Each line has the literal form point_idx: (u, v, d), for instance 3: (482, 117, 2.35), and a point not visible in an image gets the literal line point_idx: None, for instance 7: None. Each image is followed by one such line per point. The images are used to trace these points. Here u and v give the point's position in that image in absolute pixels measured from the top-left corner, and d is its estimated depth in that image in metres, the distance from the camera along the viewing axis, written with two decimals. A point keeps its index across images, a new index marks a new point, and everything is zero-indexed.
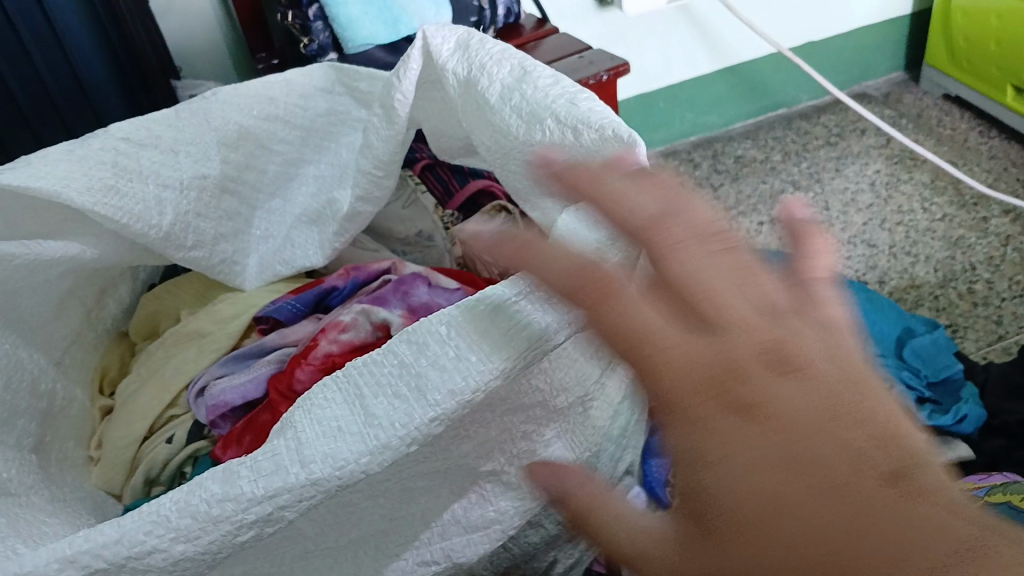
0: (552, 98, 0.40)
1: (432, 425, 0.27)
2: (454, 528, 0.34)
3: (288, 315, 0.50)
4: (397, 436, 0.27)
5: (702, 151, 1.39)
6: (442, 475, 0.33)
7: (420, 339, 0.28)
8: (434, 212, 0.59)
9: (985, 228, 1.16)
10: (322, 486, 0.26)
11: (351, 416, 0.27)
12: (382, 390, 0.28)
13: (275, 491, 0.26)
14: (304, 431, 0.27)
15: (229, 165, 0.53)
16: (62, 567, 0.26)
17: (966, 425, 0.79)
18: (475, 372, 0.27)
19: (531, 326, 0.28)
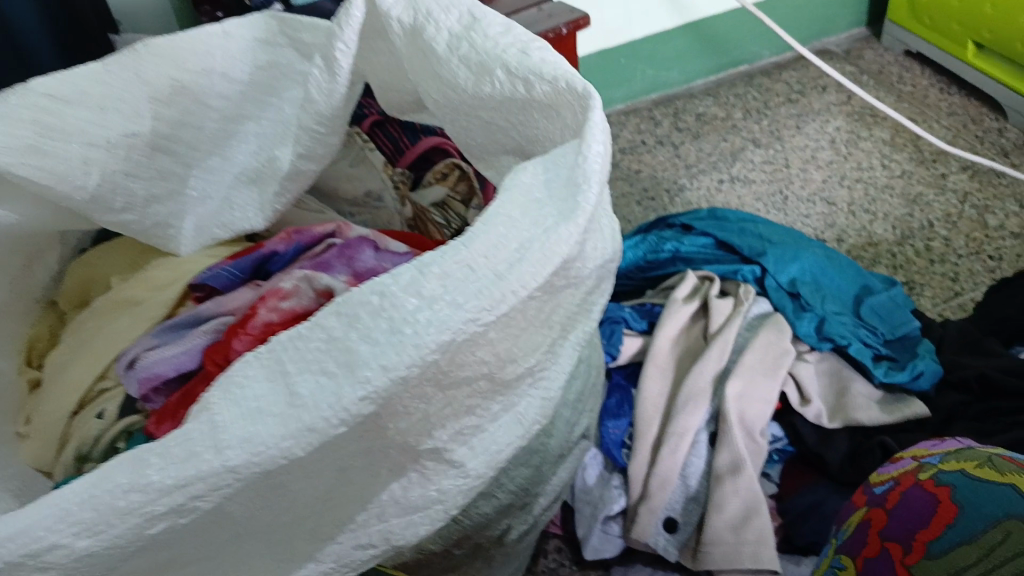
0: (502, 48, 0.37)
1: (362, 405, 0.25)
2: (392, 511, 0.32)
3: (225, 282, 0.48)
4: (323, 418, 0.25)
5: (663, 108, 1.37)
6: (374, 453, 0.30)
7: (350, 312, 0.26)
8: (383, 169, 0.56)
9: (942, 184, 1.17)
10: (240, 474, 0.25)
11: (274, 396, 0.25)
12: (308, 366, 0.25)
13: (185, 480, 0.25)
14: (222, 413, 0.25)
15: (162, 122, 0.49)
16: None
17: (925, 381, 0.80)
18: (410, 347, 0.25)
19: (473, 295, 0.26)
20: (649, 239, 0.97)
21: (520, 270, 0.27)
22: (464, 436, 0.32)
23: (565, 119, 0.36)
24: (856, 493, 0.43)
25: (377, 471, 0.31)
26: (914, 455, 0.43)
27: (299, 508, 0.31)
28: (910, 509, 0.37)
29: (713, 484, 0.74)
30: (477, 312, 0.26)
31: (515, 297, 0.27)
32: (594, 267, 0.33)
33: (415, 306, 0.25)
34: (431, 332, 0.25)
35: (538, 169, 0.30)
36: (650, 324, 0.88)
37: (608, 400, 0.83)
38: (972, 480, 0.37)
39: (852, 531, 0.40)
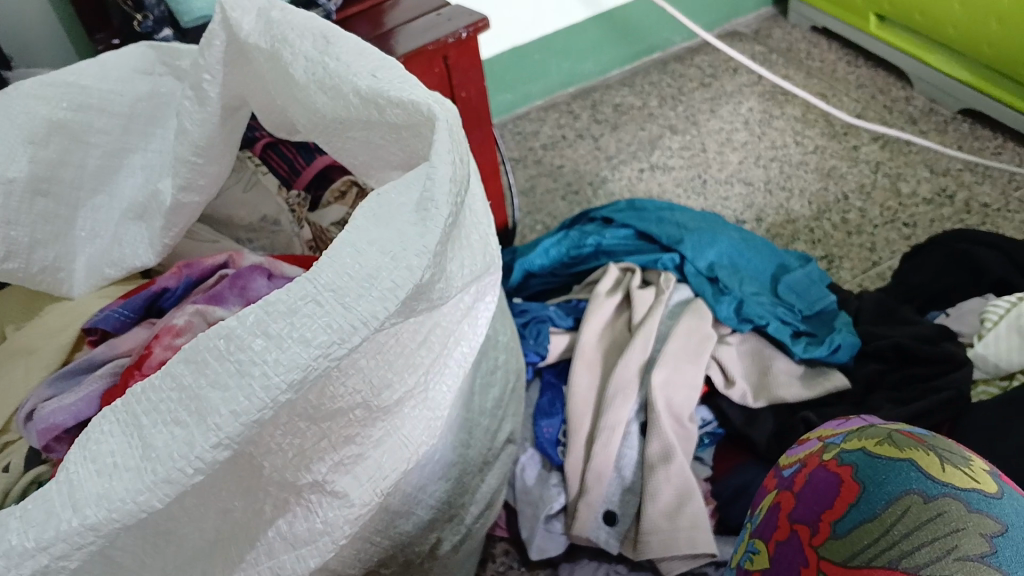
0: (353, 70, 0.38)
1: (216, 451, 0.26)
2: (278, 546, 0.33)
3: (116, 324, 0.48)
4: (178, 469, 0.25)
5: (581, 102, 1.38)
6: (255, 492, 0.31)
7: (199, 359, 0.26)
8: (278, 194, 0.56)
9: (855, 156, 1.20)
10: (101, 530, 0.25)
11: (129, 450, 0.26)
12: (162, 418, 0.26)
13: (49, 541, 0.25)
14: (81, 470, 0.26)
15: (39, 164, 0.48)
16: None
17: (842, 353, 0.82)
18: (259, 389, 0.26)
19: (321, 329, 0.27)
20: (571, 235, 0.98)
21: (370, 297, 0.27)
22: (344, 466, 0.33)
23: (423, 138, 0.36)
24: (768, 476, 0.41)
25: (262, 508, 0.32)
26: (825, 432, 0.40)
27: (188, 552, 0.31)
28: (816, 489, 0.36)
29: (646, 473, 0.75)
30: (328, 346, 0.26)
31: (367, 326, 0.27)
32: (465, 283, 0.34)
33: (263, 347, 0.26)
34: (280, 371, 0.26)
35: (389, 197, 0.31)
36: (575, 320, 0.88)
37: (540, 399, 0.83)
38: (874, 457, 0.35)
39: (764, 515, 0.38)
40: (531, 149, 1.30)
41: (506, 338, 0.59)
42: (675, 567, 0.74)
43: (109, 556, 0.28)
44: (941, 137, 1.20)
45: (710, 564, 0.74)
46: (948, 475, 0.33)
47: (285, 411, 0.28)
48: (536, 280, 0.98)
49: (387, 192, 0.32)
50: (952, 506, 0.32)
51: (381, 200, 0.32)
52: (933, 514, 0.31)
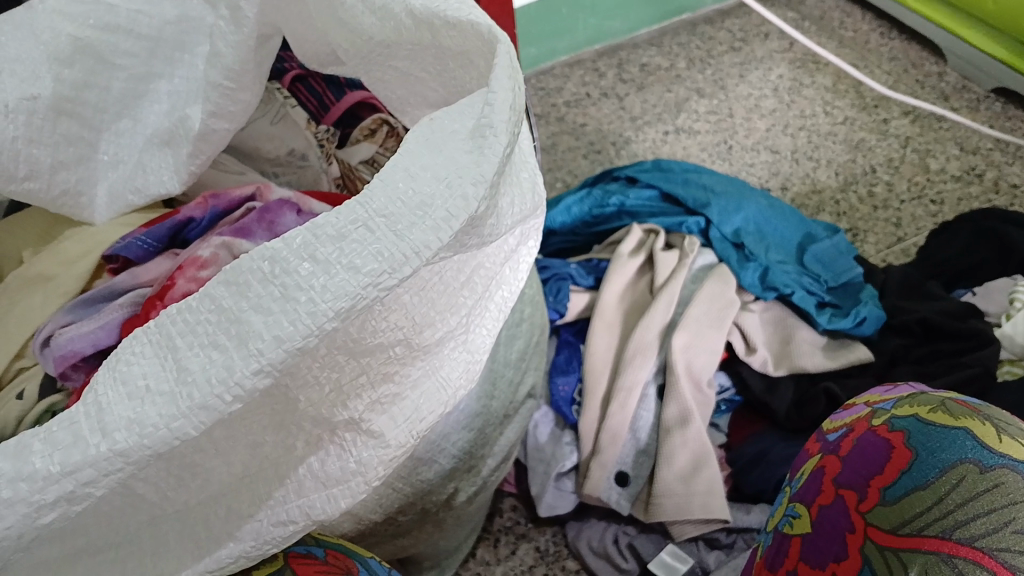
0: None
1: (255, 379, 0.24)
2: (310, 484, 0.31)
3: (139, 252, 0.46)
4: (214, 394, 0.24)
5: (607, 60, 1.35)
6: (290, 428, 0.30)
7: (241, 280, 0.25)
8: (308, 127, 0.55)
9: (885, 129, 1.17)
10: (131, 458, 0.24)
11: (161, 372, 0.24)
12: (197, 339, 0.25)
13: (74, 467, 0.23)
14: (110, 390, 0.24)
15: (64, 83, 0.46)
16: None
17: (866, 327, 0.80)
18: (304, 316, 0.24)
19: (371, 258, 0.25)
20: (594, 193, 0.95)
21: (424, 228, 0.26)
22: (382, 405, 0.31)
23: (476, 65, 0.35)
24: (811, 440, 0.40)
25: (293, 445, 0.30)
26: (871, 398, 0.39)
27: (211, 486, 0.30)
28: (864, 454, 0.34)
29: (662, 437, 0.74)
30: (378, 275, 0.25)
31: (419, 255, 0.25)
32: (511, 222, 0.32)
33: (309, 272, 0.25)
34: (327, 299, 0.24)
35: (439, 128, 0.30)
36: (596, 280, 0.86)
37: (557, 357, 0.82)
38: (928, 424, 0.34)
39: (806, 479, 0.37)
40: (553, 105, 1.27)
41: (532, 290, 0.57)
42: (686, 532, 0.73)
43: (134, 481, 0.27)
44: (974, 115, 1.17)
45: (721, 530, 0.74)
46: (1005, 446, 0.32)
47: (327, 341, 0.27)
48: (556, 238, 0.96)
49: (438, 121, 0.31)
50: (1009, 477, 0.30)
51: (431, 128, 0.30)
52: (990, 485, 0.30)
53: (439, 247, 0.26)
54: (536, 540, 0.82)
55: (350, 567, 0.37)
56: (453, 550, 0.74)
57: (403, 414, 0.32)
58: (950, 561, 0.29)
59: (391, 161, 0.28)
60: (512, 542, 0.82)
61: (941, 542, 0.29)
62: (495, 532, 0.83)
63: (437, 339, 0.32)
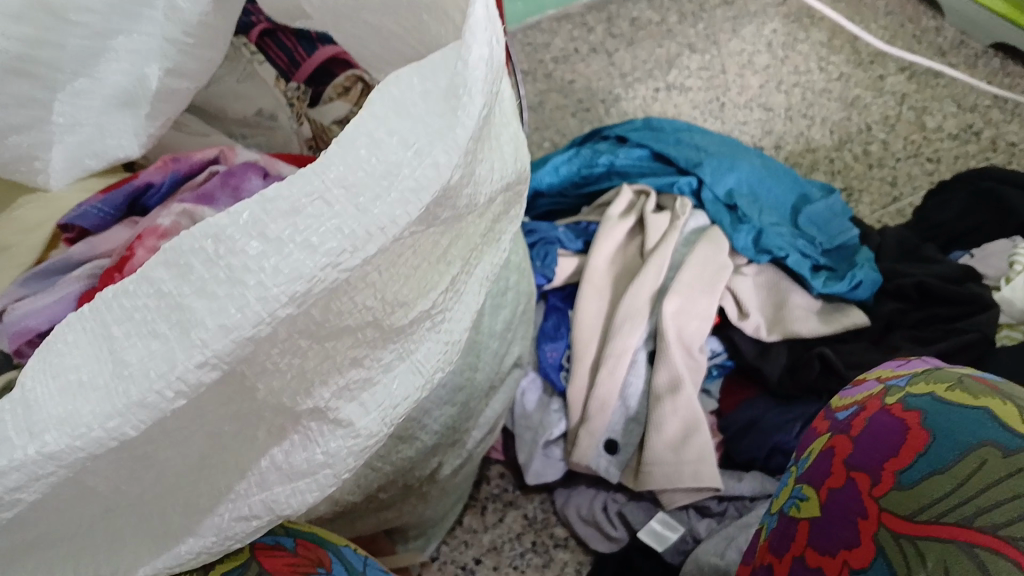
0: None
1: (200, 372, 0.22)
2: (274, 477, 0.29)
3: (95, 221, 0.43)
4: (154, 390, 0.21)
5: (596, 14, 1.30)
6: (250, 416, 0.27)
7: (180, 261, 0.22)
8: (277, 84, 0.51)
9: (881, 86, 1.14)
10: (64, 460, 0.21)
11: (98, 365, 0.22)
12: (136, 329, 0.22)
13: (1, 469, 0.21)
14: (43, 384, 0.22)
15: (16, 43, 0.41)
16: None
17: (862, 291, 0.78)
18: (256, 302, 0.22)
19: (331, 234, 0.22)
20: (583, 153, 0.92)
21: (387, 203, 0.23)
22: (350, 392, 0.29)
23: (453, 18, 0.32)
24: (820, 417, 0.37)
25: (254, 434, 0.28)
26: (883, 373, 0.37)
27: (165, 481, 0.28)
28: (876, 435, 0.32)
29: (652, 404, 0.72)
30: (337, 255, 0.23)
31: (383, 232, 0.23)
32: (486, 188, 0.29)
33: (258, 251, 0.22)
34: (281, 281, 0.22)
35: (412, 75, 0.26)
36: (585, 244, 0.84)
37: (544, 322, 0.79)
38: (944, 403, 0.31)
39: (813, 460, 0.34)
40: (541, 61, 1.23)
41: (517, 258, 0.55)
42: (677, 501, 0.72)
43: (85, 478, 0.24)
44: (971, 71, 1.14)
45: (712, 498, 0.72)
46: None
47: (287, 326, 0.24)
48: (544, 199, 0.93)
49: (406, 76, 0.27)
50: None
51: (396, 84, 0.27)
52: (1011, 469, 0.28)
53: (406, 222, 0.24)
54: (524, 508, 0.80)
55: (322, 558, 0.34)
56: (439, 521, 0.72)
57: (371, 398, 0.29)
58: (969, 550, 0.27)
59: (355, 116, 0.25)
60: (500, 509, 0.80)
61: (960, 530, 0.27)
62: (482, 499, 0.81)
63: (411, 319, 0.30)
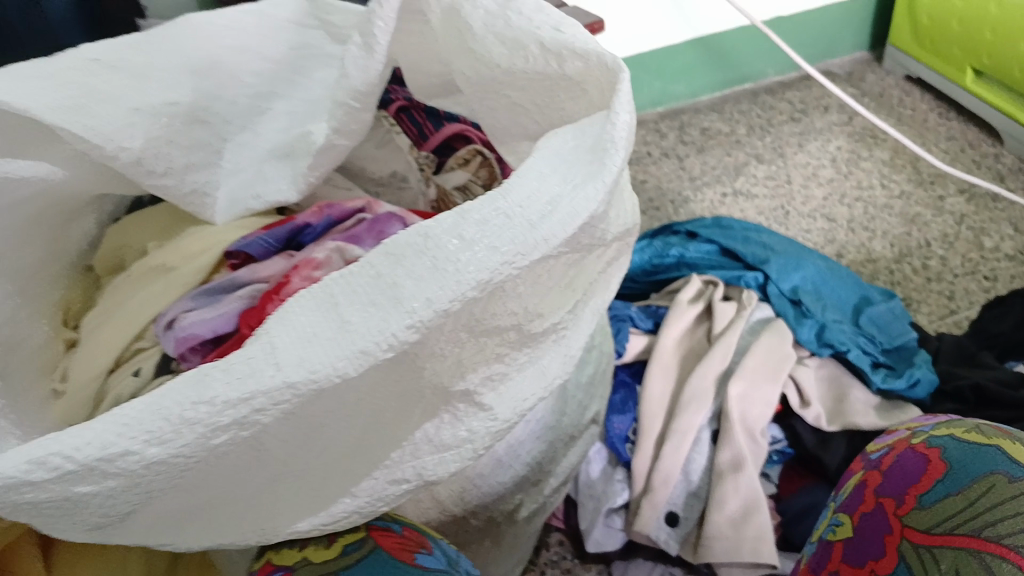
0: (537, 23, 0.40)
1: (407, 333, 0.28)
2: (424, 448, 0.35)
3: (261, 250, 0.50)
4: (374, 341, 0.28)
5: (669, 122, 1.39)
6: (413, 395, 0.33)
7: (397, 251, 0.29)
8: (410, 152, 0.59)
9: (940, 205, 1.20)
10: (298, 390, 0.28)
11: (325, 322, 0.28)
12: (357, 297, 0.28)
13: (249, 395, 0.27)
14: (279, 333, 0.28)
15: (200, 93, 0.50)
16: (31, 468, 0.27)
17: (919, 390, 0.83)
18: (454, 282, 0.28)
19: (509, 239, 0.30)
20: (655, 245, 0.99)
21: (547, 218, 0.30)
22: (492, 382, 0.35)
23: (591, 94, 0.39)
24: (856, 461, 0.42)
25: (415, 405, 0.34)
26: (912, 425, 0.41)
27: (336, 446, 0.33)
28: (903, 468, 0.37)
29: (715, 481, 0.76)
30: (513, 255, 0.30)
31: (547, 242, 0.30)
32: (614, 234, 0.36)
33: (456, 247, 0.29)
34: (471, 270, 0.29)
35: (567, 143, 0.34)
36: (656, 323, 0.89)
37: (613, 396, 0.84)
38: (963, 443, 0.36)
39: (848, 494, 0.39)
40: None
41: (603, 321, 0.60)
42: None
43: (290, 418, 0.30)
44: None
45: None
46: None
47: (456, 315, 0.30)
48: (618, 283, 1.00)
49: (563, 134, 0.35)
50: None
51: (557, 140, 0.34)
52: (1017, 492, 0.32)
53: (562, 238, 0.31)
54: None
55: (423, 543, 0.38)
56: None
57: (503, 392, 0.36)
58: (977, 555, 0.31)
59: (529, 164, 0.32)
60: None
61: (971, 539, 0.32)
62: (541, 564, 0.84)
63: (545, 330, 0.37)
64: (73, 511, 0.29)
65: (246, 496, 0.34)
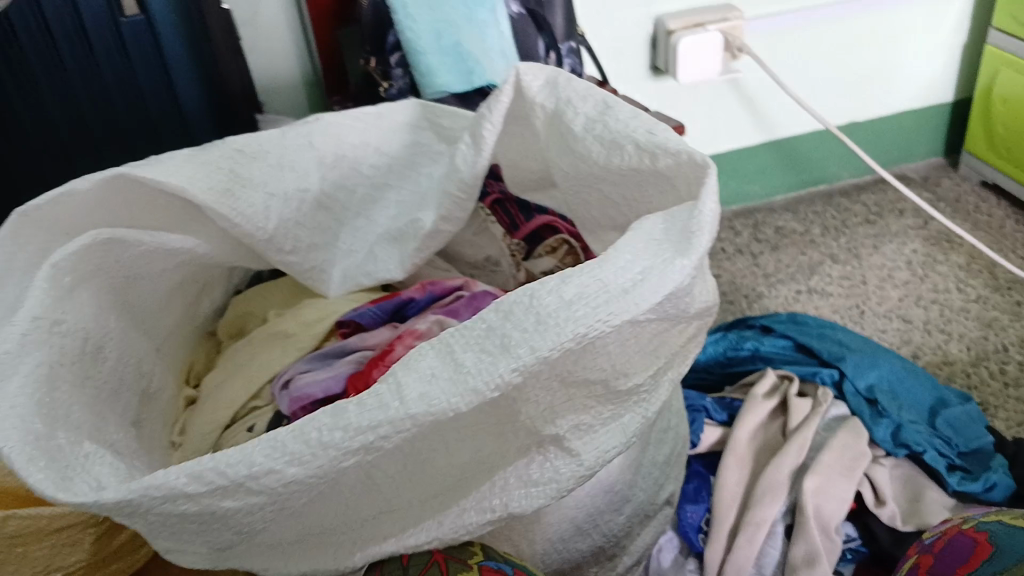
0: (636, 128, 0.46)
1: (511, 375, 0.37)
2: (511, 482, 0.42)
3: (370, 319, 0.56)
4: (483, 381, 0.36)
5: (743, 220, 1.43)
6: (503, 431, 0.41)
7: (506, 309, 0.37)
8: (503, 239, 0.64)
9: (1019, 311, 1.20)
10: (416, 420, 0.36)
11: (444, 365, 0.37)
12: (472, 345, 0.37)
13: (376, 423, 0.36)
14: (409, 373, 0.37)
15: (327, 182, 0.58)
16: (191, 481, 0.36)
17: (995, 493, 0.83)
18: (552, 337, 0.36)
19: (602, 304, 0.37)
20: (729, 336, 1.02)
21: (635, 282, 0.37)
22: (580, 431, 0.42)
23: (680, 190, 0.44)
24: (912, 549, 0.49)
25: (508, 449, 0.42)
26: (964, 519, 0.49)
27: (438, 483, 0.43)
28: (954, 550, 0.45)
29: (787, 574, 0.77)
30: (604, 317, 0.37)
31: (636, 307, 0.37)
32: (697, 310, 0.41)
33: (554, 307, 0.37)
34: (567, 327, 0.36)
35: (664, 224, 0.40)
36: (729, 415, 0.91)
37: (686, 484, 0.86)
38: (1008, 528, 0.44)
39: (905, 573, 0.46)
40: None
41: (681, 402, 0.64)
42: None
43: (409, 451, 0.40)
44: None
45: None
46: None
47: (548, 366, 0.38)
48: (691, 373, 1.02)
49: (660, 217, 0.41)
50: None
51: (656, 220, 0.41)
52: None
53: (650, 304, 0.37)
54: None
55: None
56: None
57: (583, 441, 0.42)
58: None
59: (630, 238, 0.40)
60: None
61: None
62: None
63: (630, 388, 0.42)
64: (220, 522, 0.39)
65: (365, 524, 0.43)
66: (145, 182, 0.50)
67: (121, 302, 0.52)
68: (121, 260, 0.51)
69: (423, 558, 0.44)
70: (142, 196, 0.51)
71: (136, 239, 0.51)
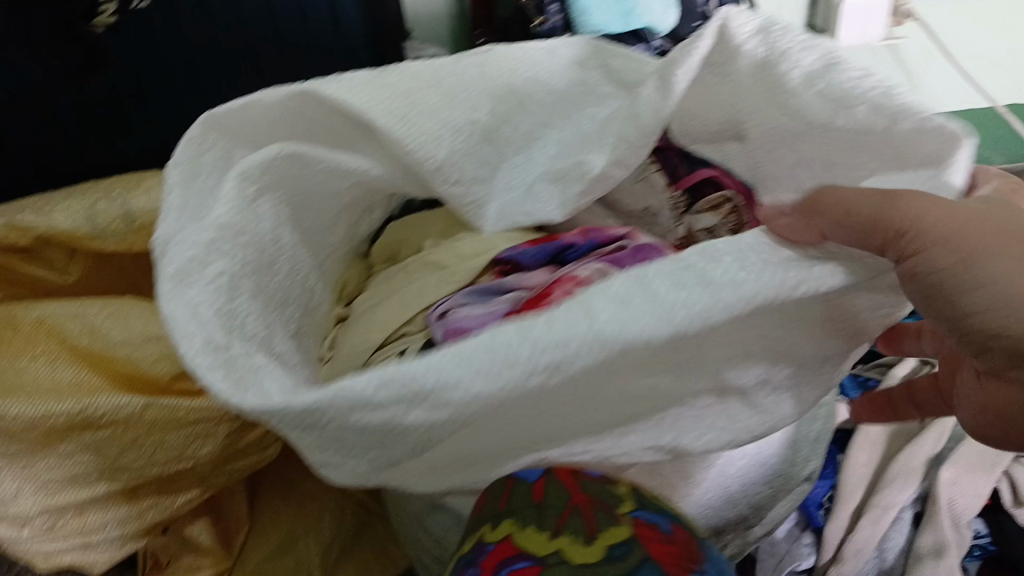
0: (872, 93, 0.47)
1: (704, 313, 0.38)
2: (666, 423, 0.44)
3: (530, 260, 0.55)
4: (679, 311, 0.38)
5: None
6: (666, 372, 0.42)
7: (708, 255, 0.40)
8: (665, 191, 0.62)
9: None
10: (607, 341, 0.37)
11: (640, 292, 0.38)
12: (669, 281, 0.39)
13: (567, 339, 0.37)
14: (606, 296, 0.38)
15: (495, 116, 0.55)
16: (379, 388, 0.37)
17: None
18: (751, 286, 0.39)
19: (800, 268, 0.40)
20: None
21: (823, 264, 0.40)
22: (735, 386, 0.45)
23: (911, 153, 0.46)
24: None
25: (667, 391, 0.43)
26: None
27: (594, 416, 0.44)
28: None
29: (911, 563, 0.74)
30: (798, 279, 0.40)
31: (837, 275, 0.40)
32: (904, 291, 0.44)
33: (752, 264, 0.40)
34: (766, 279, 0.39)
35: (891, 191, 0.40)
36: (863, 396, 0.88)
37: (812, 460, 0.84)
38: None
39: None
40: None
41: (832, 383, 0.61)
42: None
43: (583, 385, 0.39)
44: None
45: None
46: None
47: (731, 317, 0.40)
48: None
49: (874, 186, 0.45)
50: None
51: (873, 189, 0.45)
52: None
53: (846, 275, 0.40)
54: None
55: (694, 554, 0.42)
56: None
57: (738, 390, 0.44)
58: None
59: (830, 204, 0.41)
60: None
61: None
62: None
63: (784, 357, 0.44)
64: (389, 444, 0.39)
65: (519, 446, 0.45)
66: (328, 98, 0.50)
67: (290, 218, 0.52)
68: (292, 177, 0.51)
69: (562, 498, 0.44)
70: (321, 110, 0.51)
71: (310, 156, 0.51)
